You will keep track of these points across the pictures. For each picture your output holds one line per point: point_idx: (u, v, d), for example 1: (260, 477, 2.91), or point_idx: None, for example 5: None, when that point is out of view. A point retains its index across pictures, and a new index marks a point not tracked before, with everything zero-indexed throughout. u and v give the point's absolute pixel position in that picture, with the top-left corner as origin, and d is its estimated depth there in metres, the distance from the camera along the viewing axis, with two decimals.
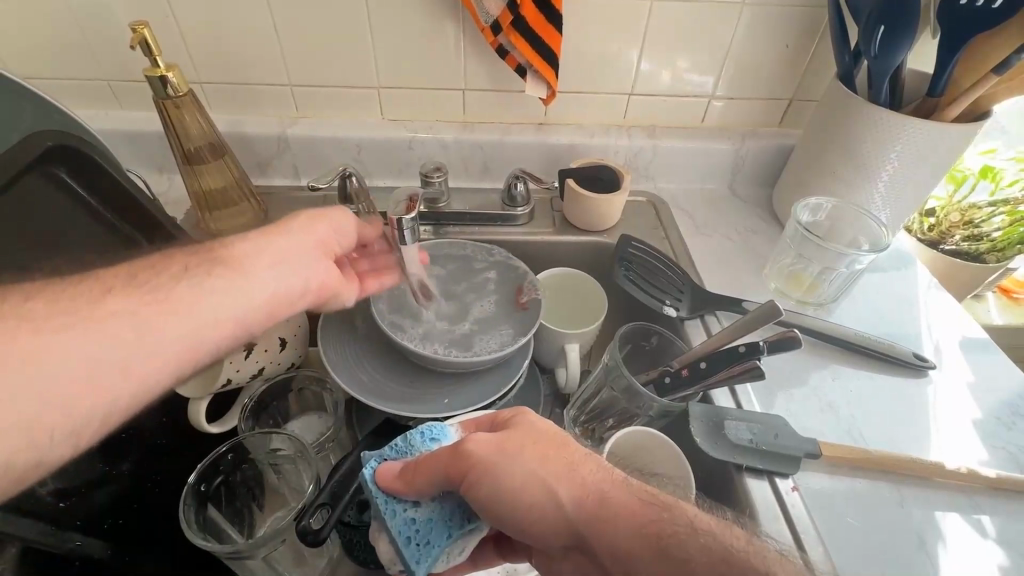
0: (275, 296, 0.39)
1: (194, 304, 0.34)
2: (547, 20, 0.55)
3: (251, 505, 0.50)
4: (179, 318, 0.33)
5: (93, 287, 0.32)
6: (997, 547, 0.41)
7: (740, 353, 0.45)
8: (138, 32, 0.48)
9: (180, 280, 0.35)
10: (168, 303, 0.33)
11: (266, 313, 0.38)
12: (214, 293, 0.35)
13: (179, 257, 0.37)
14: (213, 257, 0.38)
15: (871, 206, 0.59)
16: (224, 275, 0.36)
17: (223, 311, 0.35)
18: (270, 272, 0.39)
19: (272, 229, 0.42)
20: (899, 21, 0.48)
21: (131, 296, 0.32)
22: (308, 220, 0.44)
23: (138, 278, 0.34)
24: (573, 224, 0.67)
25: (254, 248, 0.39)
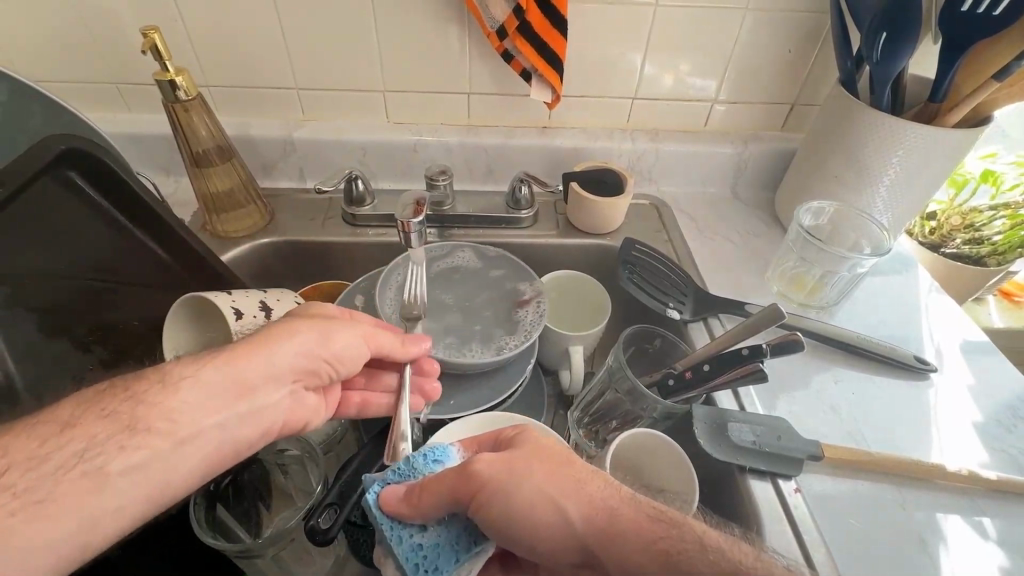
0: (213, 451, 0.35)
1: (81, 507, 0.28)
2: (552, 25, 0.55)
3: (258, 506, 0.49)
4: (62, 524, 0.27)
5: None
6: (998, 548, 0.42)
7: (743, 356, 0.45)
8: (149, 37, 0.48)
9: (78, 464, 0.29)
10: (45, 510, 0.27)
11: (199, 469, 0.34)
12: (121, 479, 0.30)
13: (85, 419, 0.31)
14: (128, 416, 0.31)
15: (874, 211, 0.60)
16: (147, 444, 0.31)
17: (133, 494, 0.30)
18: (216, 425, 0.35)
19: (231, 362, 0.36)
20: (900, 29, 0.48)
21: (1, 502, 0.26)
22: (313, 338, 0.40)
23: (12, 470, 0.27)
24: (576, 227, 0.67)
25: (205, 394, 0.34)
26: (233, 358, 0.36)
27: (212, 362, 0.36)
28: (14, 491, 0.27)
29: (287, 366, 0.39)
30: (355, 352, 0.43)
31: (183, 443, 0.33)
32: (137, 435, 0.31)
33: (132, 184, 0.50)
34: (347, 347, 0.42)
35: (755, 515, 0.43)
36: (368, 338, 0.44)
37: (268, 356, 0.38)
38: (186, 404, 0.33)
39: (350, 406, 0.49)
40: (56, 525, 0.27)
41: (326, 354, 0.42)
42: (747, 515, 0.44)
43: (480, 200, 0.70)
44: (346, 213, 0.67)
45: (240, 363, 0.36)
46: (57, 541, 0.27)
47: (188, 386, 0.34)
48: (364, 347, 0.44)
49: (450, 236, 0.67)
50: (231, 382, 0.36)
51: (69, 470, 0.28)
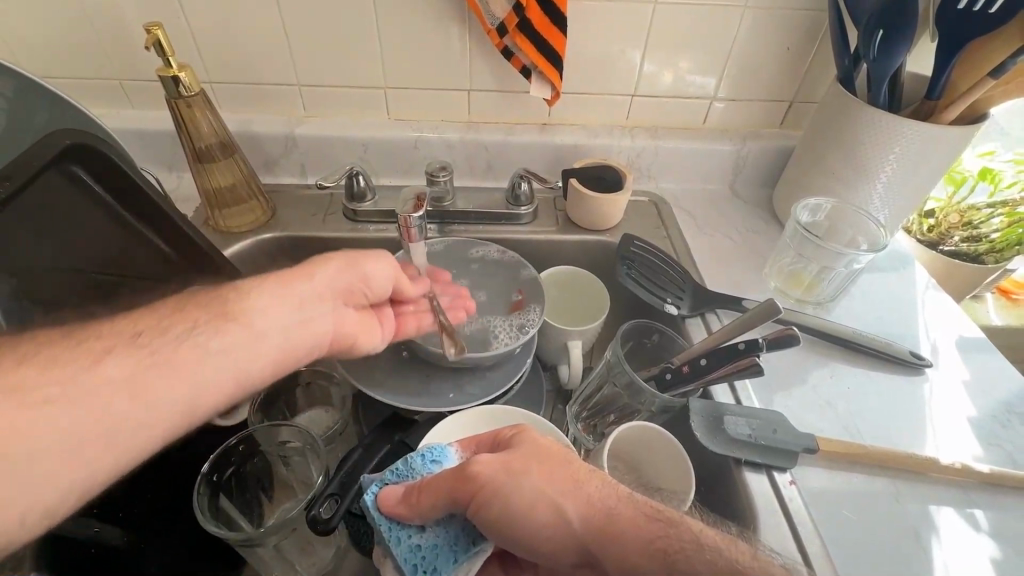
0: (282, 349, 0.38)
1: (192, 370, 0.32)
2: (552, 24, 0.56)
3: (260, 496, 0.51)
4: (179, 382, 0.32)
5: (105, 341, 0.31)
6: (990, 540, 0.42)
7: (740, 350, 0.45)
8: (153, 33, 0.49)
9: (188, 337, 0.33)
10: (168, 368, 0.31)
11: (272, 368, 0.37)
12: (220, 354, 0.34)
13: (190, 308, 0.35)
14: (223, 307, 0.36)
15: (872, 208, 0.60)
16: (235, 331, 0.35)
17: (227, 371, 0.34)
18: (282, 327, 0.38)
19: (285, 278, 0.41)
20: (898, 26, 0.49)
21: (138, 354, 0.31)
22: (345, 265, 0.45)
23: (144, 335, 0.32)
24: (576, 223, 0.68)
25: (272, 296, 0.39)
26: (286, 279, 0.41)
27: (272, 281, 0.40)
28: (149, 349, 0.32)
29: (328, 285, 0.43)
30: (385, 275, 0.48)
31: (258, 334, 0.36)
32: (226, 322, 0.35)
33: (135, 179, 0.50)
34: (376, 271, 0.47)
35: (751, 509, 0.44)
36: (394, 268, 0.49)
37: (312, 277, 0.42)
38: (259, 304, 0.38)
39: (407, 326, 0.51)
40: (174, 385, 0.31)
41: (359, 277, 0.46)
42: (743, 509, 0.45)
43: (481, 196, 0.70)
44: (347, 208, 0.67)
45: (294, 281, 0.41)
46: (174, 398, 0.31)
47: (258, 291, 0.38)
48: (390, 274, 0.48)
49: (451, 232, 0.67)
50: (287, 294, 0.40)
51: (183, 339, 0.33)
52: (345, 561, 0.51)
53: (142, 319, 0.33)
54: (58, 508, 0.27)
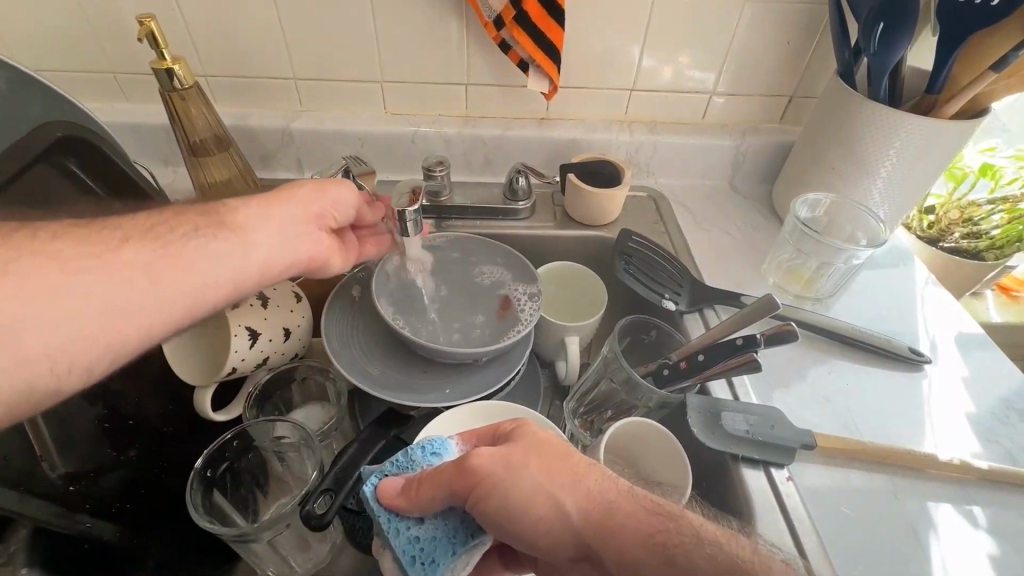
0: (269, 263, 0.40)
1: (196, 265, 0.36)
2: (549, 16, 0.55)
3: (255, 492, 0.51)
4: (188, 274, 0.35)
5: (115, 234, 0.34)
6: (988, 537, 0.42)
7: (738, 346, 0.45)
8: (145, 25, 0.48)
9: (191, 238, 0.37)
10: (179, 261, 0.35)
11: (261, 278, 0.40)
12: (219, 256, 0.37)
13: (189, 214, 0.38)
14: (220, 218, 0.39)
15: (871, 203, 0.59)
16: (231, 239, 0.38)
17: (227, 272, 0.37)
18: (270, 242, 0.41)
19: (267, 199, 0.42)
20: (898, 19, 0.48)
21: (152, 246, 0.35)
22: (314, 188, 0.45)
23: (155, 230, 0.36)
24: (574, 218, 0.67)
25: (258, 212, 0.41)
26: (266, 202, 0.42)
27: (254, 203, 0.41)
28: (160, 243, 0.35)
29: (302, 210, 0.43)
30: (351, 204, 0.48)
31: (250, 245, 0.39)
32: (224, 232, 0.38)
33: (130, 174, 0.52)
34: (344, 198, 0.47)
35: (748, 505, 0.43)
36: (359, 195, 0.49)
37: (286, 202, 0.43)
38: (249, 221, 0.40)
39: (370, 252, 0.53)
40: (184, 275, 0.35)
41: (329, 203, 0.46)
42: (740, 505, 0.45)
43: (479, 191, 0.69)
44: None
45: (274, 201, 0.42)
46: (184, 286, 0.35)
47: (245, 210, 0.40)
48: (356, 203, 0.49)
49: (448, 227, 0.67)
50: (270, 216, 0.41)
51: (188, 236, 0.37)
52: (341, 558, 0.52)
53: (153, 218, 0.37)
54: (94, 367, 0.31)
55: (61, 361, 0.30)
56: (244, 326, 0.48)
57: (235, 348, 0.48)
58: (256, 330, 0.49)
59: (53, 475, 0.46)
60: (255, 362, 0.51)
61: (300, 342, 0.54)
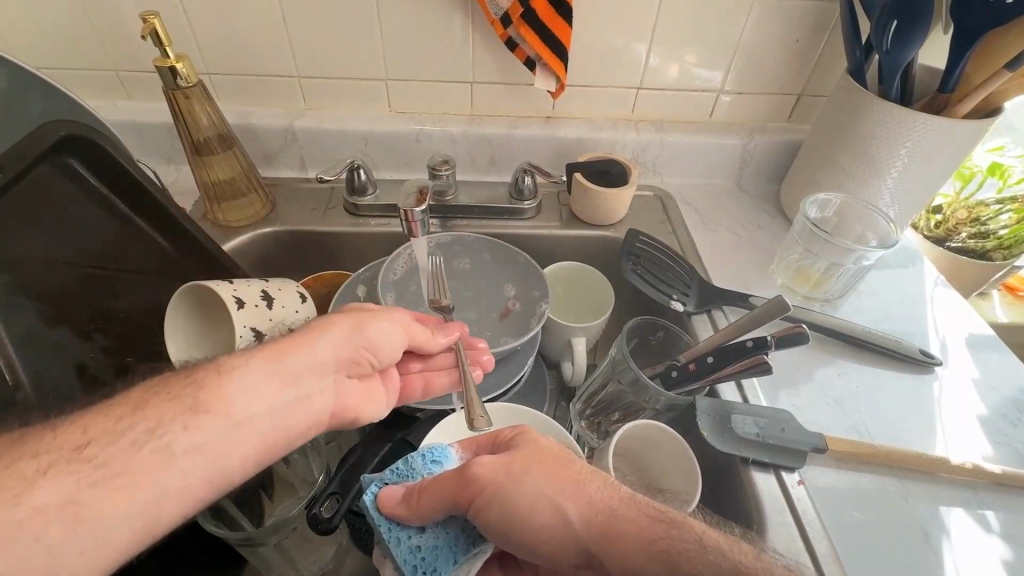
0: (268, 436, 0.34)
1: (150, 485, 0.28)
2: (558, 14, 0.55)
3: (261, 493, 0.50)
4: (133, 499, 0.27)
5: (36, 462, 0.26)
6: (1001, 541, 0.42)
7: (748, 348, 0.44)
8: (148, 23, 0.48)
9: (147, 445, 0.29)
10: (119, 486, 0.27)
11: (252, 457, 0.34)
12: (186, 458, 0.30)
13: (153, 401, 0.31)
14: (195, 399, 0.32)
15: (881, 204, 0.59)
16: (208, 425, 0.31)
17: (198, 470, 0.30)
18: (271, 410, 0.35)
19: (280, 349, 0.37)
20: (911, 17, 0.47)
21: (83, 473, 0.26)
22: (351, 330, 0.41)
23: (98, 441, 0.28)
24: (580, 218, 0.67)
25: (257, 380, 0.34)
26: (284, 349, 0.37)
27: (267, 349, 0.36)
28: (94, 463, 0.27)
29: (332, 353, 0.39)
30: (391, 341, 0.44)
31: (237, 426, 0.32)
32: (199, 416, 0.31)
33: (134, 172, 0.50)
34: (382, 334, 0.43)
35: (758, 510, 0.43)
36: (402, 328, 0.45)
37: (313, 346, 0.38)
38: (241, 388, 0.33)
39: (415, 385, 0.49)
40: (123, 503, 0.27)
41: (365, 343, 0.42)
42: (749, 509, 0.44)
43: (483, 191, 0.69)
44: (348, 203, 0.66)
45: (286, 353, 0.37)
46: (125, 516, 0.27)
47: (243, 370, 0.34)
48: (398, 333, 0.44)
49: (453, 227, 0.66)
50: (284, 366, 0.36)
51: (142, 446, 0.29)
52: (346, 561, 0.51)
53: (98, 418, 0.29)
54: None
55: None
56: (250, 328, 0.45)
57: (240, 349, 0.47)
58: None
59: None
60: None
61: None
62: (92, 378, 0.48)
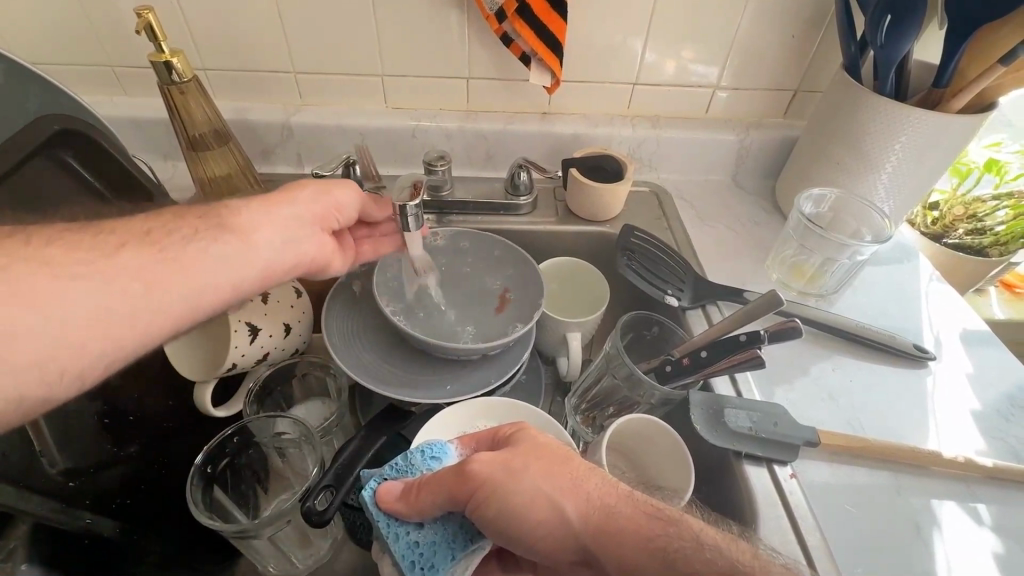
0: (268, 267, 0.40)
1: (194, 268, 0.35)
2: (553, 10, 0.55)
3: (256, 487, 0.51)
4: (184, 277, 0.34)
5: (110, 240, 0.33)
6: (992, 534, 0.42)
7: (740, 342, 0.44)
8: (143, 17, 0.48)
9: (189, 241, 0.36)
10: (178, 265, 0.34)
11: (261, 280, 0.39)
12: (217, 259, 0.36)
13: (187, 217, 0.38)
14: (218, 220, 0.38)
15: (877, 199, 0.59)
16: (230, 242, 0.37)
17: (227, 275, 0.37)
18: (270, 241, 0.40)
19: (269, 200, 0.41)
20: (905, 11, 0.47)
21: (150, 251, 0.34)
22: (318, 191, 0.44)
23: (155, 233, 0.35)
24: (575, 214, 0.67)
25: (256, 214, 0.39)
26: (274, 198, 0.41)
27: (256, 202, 0.40)
28: (156, 247, 0.34)
29: (309, 209, 0.43)
30: (353, 205, 0.47)
31: (253, 246, 0.38)
32: (224, 233, 0.37)
33: (125, 164, 0.51)
34: (348, 197, 0.46)
35: (750, 503, 0.43)
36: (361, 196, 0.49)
37: (296, 197, 0.42)
38: (251, 222, 0.39)
39: (367, 251, 0.53)
40: (179, 278, 0.34)
41: (333, 204, 0.45)
42: (740, 501, 0.44)
43: (480, 187, 0.69)
44: None
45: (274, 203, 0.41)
46: (184, 288, 0.34)
47: (248, 209, 0.39)
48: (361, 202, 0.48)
49: (450, 223, 0.66)
50: (274, 212, 0.41)
51: (190, 236, 0.36)
52: (342, 554, 0.52)
53: (152, 221, 0.36)
54: (89, 374, 0.31)
55: (58, 365, 0.29)
56: (244, 323, 0.48)
57: (235, 342, 0.48)
58: (256, 325, 0.49)
59: (52, 471, 0.46)
60: (255, 358, 0.50)
61: (301, 338, 0.54)
62: None
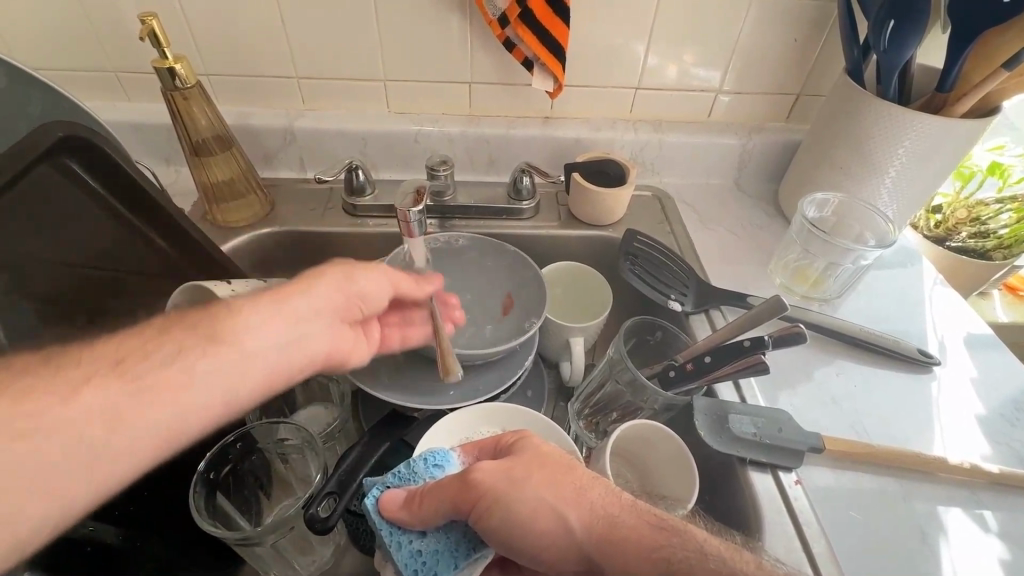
0: (273, 373, 0.34)
1: (173, 397, 0.29)
2: (556, 15, 0.55)
3: (258, 494, 0.51)
4: (160, 412, 0.28)
5: (69, 375, 0.27)
6: (998, 541, 0.42)
7: (745, 348, 0.43)
8: (146, 23, 0.48)
9: (169, 364, 0.30)
10: (154, 396, 0.28)
11: (262, 389, 0.34)
12: (205, 378, 0.30)
13: (175, 329, 0.31)
14: (211, 328, 0.32)
15: (880, 204, 0.59)
16: (224, 355, 0.31)
17: (217, 395, 0.31)
18: (279, 344, 0.34)
19: (281, 292, 0.36)
20: (908, 16, 0.47)
21: (118, 384, 0.28)
22: (343, 278, 0.41)
23: (127, 358, 0.29)
24: (579, 218, 0.67)
25: (264, 314, 0.34)
26: (283, 292, 0.37)
27: (267, 295, 0.35)
28: (127, 377, 0.28)
29: (330, 300, 0.39)
30: (382, 290, 0.44)
31: (252, 355, 0.33)
32: (216, 345, 0.32)
33: (132, 172, 0.51)
34: (374, 283, 0.43)
35: (755, 510, 0.43)
36: (390, 280, 0.45)
37: (309, 288, 0.38)
38: (255, 322, 0.33)
39: (393, 337, 0.49)
40: (151, 414, 0.28)
41: (357, 292, 0.42)
42: (745, 508, 0.44)
43: (482, 191, 0.69)
44: (347, 204, 0.67)
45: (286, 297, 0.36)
46: (157, 424, 0.28)
47: (251, 307, 0.34)
48: (386, 282, 0.44)
49: (451, 227, 0.66)
50: (287, 307, 0.36)
51: (171, 363, 0.30)
52: (344, 560, 0.51)
53: (129, 338, 0.30)
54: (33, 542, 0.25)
55: None
56: None
57: None
58: None
59: None
60: None
61: None
62: None
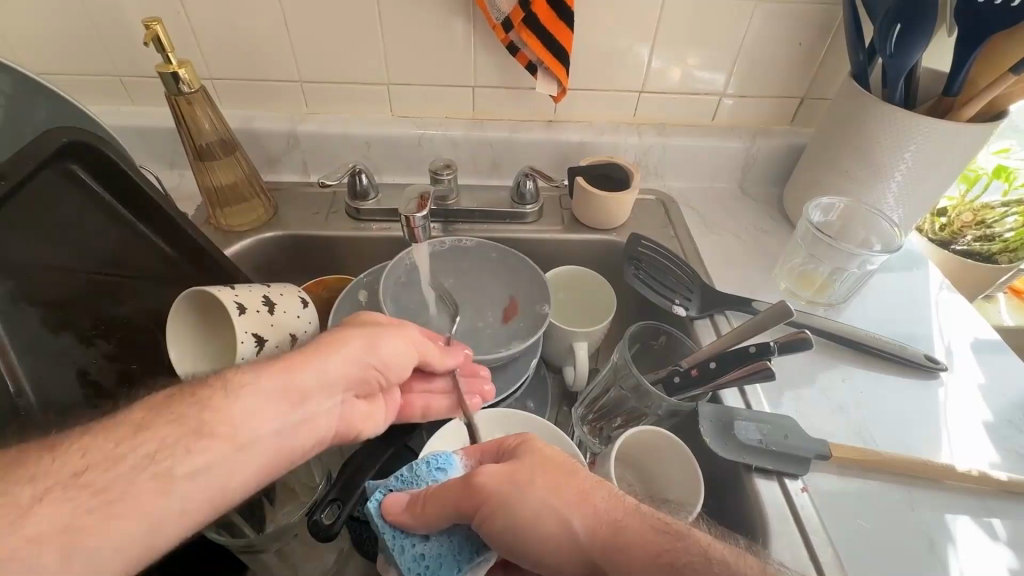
0: (271, 458, 0.34)
1: (149, 505, 0.27)
2: (560, 20, 0.55)
3: (262, 500, 0.50)
4: (132, 523, 0.27)
5: (30, 487, 0.25)
6: (1007, 550, 0.41)
7: (750, 353, 0.44)
8: (150, 29, 0.48)
9: (147, 468, 0.28)
10: (113, 510, 0.26)
11: (256, 478, 0.33)
12: (189, 479, 0.29)
13: (157, 423, 0.30)
14: (199, 420, 0.31)
15: (885, 207, 0.59)
16: (212, 448, 0.30)
17: (201, 494, 0.30)
18: (280, 429, 0.34)
19: (289, 365, 0.36)
20: (915, 20, 0.47)
21: (86, 496, 0.26)
22: (362, 348, 0.40)
23: (94, 465, 0.27)
24: (583, 222, 0.67)
25: (264, 399, 0.34)
26: (291, 365, 0.36)
27: (273, 368, 0.35)
28: (94, 488, 0.26)
29: (342, 372, 0.38)
30: (403, 359, 0.43)
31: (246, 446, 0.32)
32: (205, 438, 0.30)
33: (136, 178, 0.50)
34: (394, 352, 0.42)
35: (762, 518, 0.42)
36: (413, 347, 0.44)
37: (324, 361, 0.37)
38: (253, 407, 0.33)
39: (416, 406, 0.47)
40: (123, 527, 0.26)
41: (376, 362, 0.41)
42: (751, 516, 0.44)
43: (485, 195, 0.69)
44: (350, 208, 0.66)
45: (291, 374, 0.35)
46: (129, 536, 0.27)
47: (253, 386, 0.34)
48: (411, 352, 0.43)
49: (454, 231, 0.66)
50: (292, 386, 0.35)
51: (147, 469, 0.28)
52: None
53: (100, 435, 0.28)
54: None
55: None
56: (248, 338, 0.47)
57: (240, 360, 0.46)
58: None
59: None
60: None
61: None
62: (93, 379, 0.47)
